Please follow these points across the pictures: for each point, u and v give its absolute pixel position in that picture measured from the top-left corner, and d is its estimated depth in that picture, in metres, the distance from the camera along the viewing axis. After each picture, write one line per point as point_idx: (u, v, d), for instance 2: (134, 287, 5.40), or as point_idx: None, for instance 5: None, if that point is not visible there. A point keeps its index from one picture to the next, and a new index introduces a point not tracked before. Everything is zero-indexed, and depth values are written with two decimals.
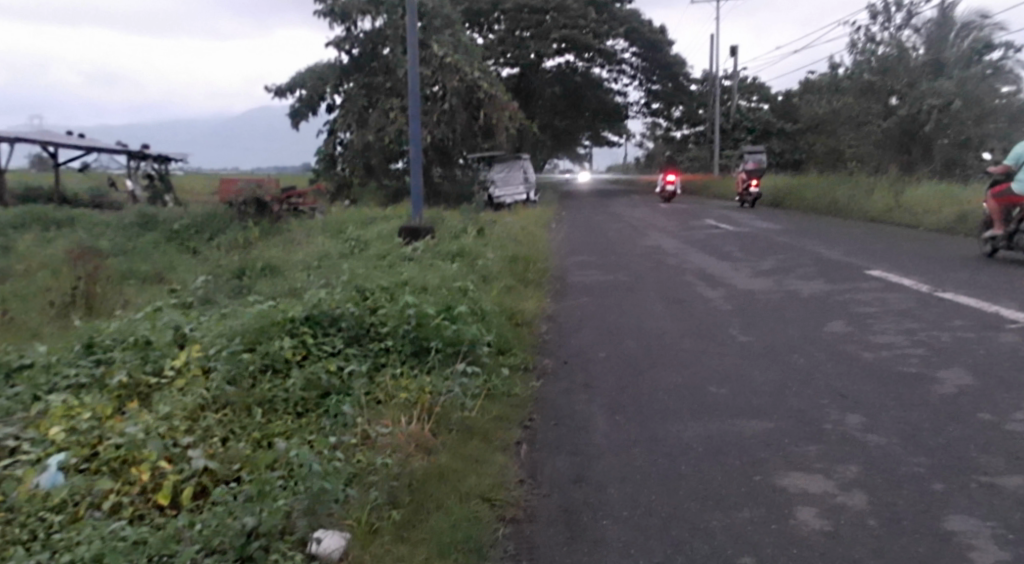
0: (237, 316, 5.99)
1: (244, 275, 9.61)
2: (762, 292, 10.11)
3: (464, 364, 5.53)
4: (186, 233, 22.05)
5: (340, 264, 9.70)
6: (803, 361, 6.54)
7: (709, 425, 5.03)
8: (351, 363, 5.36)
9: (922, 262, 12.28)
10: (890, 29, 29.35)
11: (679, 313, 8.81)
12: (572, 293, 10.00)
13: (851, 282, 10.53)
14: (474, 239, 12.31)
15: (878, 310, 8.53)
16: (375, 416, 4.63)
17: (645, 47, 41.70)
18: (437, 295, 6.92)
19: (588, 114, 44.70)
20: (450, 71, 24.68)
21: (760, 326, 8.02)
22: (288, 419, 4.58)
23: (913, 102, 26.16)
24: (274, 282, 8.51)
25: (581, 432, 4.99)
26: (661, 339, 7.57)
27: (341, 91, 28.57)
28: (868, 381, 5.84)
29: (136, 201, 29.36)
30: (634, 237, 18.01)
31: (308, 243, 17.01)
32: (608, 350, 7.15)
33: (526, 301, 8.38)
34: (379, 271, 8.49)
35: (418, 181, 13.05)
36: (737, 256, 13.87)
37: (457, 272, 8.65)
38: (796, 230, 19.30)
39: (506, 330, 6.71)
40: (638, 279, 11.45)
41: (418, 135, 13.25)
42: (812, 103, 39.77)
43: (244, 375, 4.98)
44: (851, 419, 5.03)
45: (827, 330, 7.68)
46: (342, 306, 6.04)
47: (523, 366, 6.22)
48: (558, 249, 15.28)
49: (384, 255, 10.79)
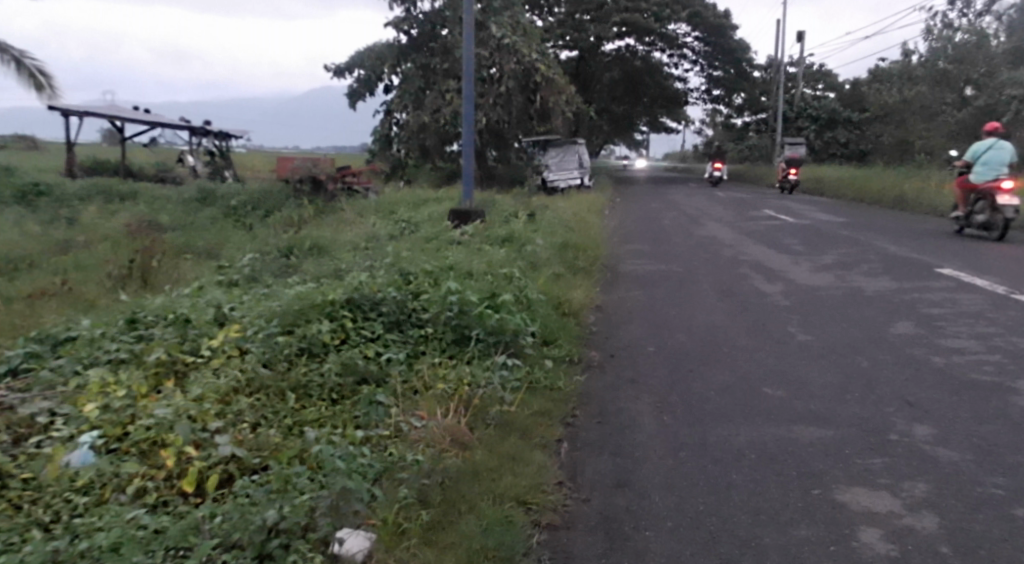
0: (278, 296, 5.90)
1: (292, 253, 9.56)
2: (823, 288, 9.64)
3: (504, 356, 5.31)
4: (243, 209, 22.37)
5: (387, 246, 9.58)
6: (867, 364, 6.12)
7: (763, 430, 4.71)
8: (389, 350, 5.20)
9: (997, 261, 11.54)
10: (969, 15, 27.80)
11: (734, 308, 8.41)
12: (622, 283, 9.69)
13: (920, 280, 9.96)
14: (524, 224, 12.07)
15: (949, 311, 7.99)
16: (410, 407, 4.46)
17: (708, 32, 40.62)
18: (482, 281, 6.72)
19: (646, 99, 43.85)
20: (508, 53, 24.39)
21: (821, 325, 7.58)
22: (321, 406, 4.44)
23: (990, 92, 24.48)
24: (319, 263, 8.42)
25: (625, 431, 4.74)
26: (714, 334, 7.22)
27: (399, 72, 28.36)
28: (940, 388, 5.41)
29: (197, 177, 29.93)
30: (689, 226, 17.58)
31: (361, 223, 17.00)
32: (657, 344, 6.85)
33: (574, 290, 8.11)
34: (425, 255, 8.32)
35: (470, 163, 12.81)
36: (796, 250, 13.31)
37: (505, 257, 8.44)
38: (860, 223, 18.54)
39: (552, 320, 6.47)
40: (692, 270, 11.06)
41: (471, 117, 13.00)
42: (881, 92, 38.29)
43: (280, 357, 4.87)
44: (921, 430, 4.62)
45: (893, 331, 7.21)
46: (383, 290, 5.90)
47: (568, 358, 5.99)
48: (610, 236, 14.96)
49: (432, 237, 10.64)
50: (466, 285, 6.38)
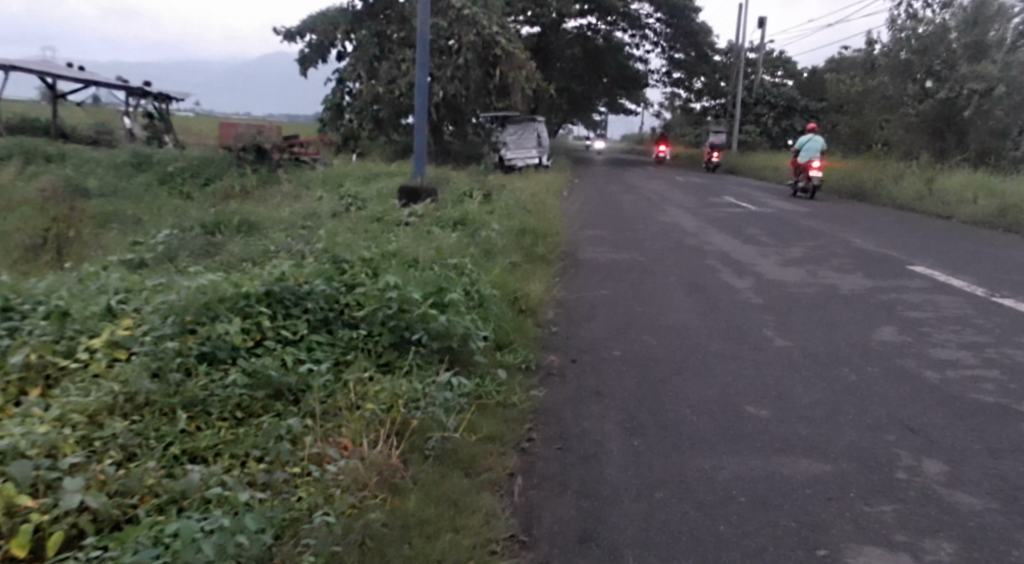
0: (183, 284, 4.95)
1: (217, 229, 8.56)
2: (795, 284, 9.07)
3: (450, 370, 4.50)
4: (181, 177, 21.08)
5: (325, 224, 8.66)
6: (857, 378, 5.49)
7: (752, 463, 4.02)
8: (312, 359, 4.35)
9: (968, 259, 11.15)
10: (933, 6, 27.67)
11: (703, 305, 7.75)
12: (583, 274, 8.98)
13: (895, 278, 9.48)
14: (478, 205, 11.24)
15: (931, 315, 7.49)
16: (332, 432, 3.65)
17: (671, 13, 40.02)
18: (427, 272, 5.89)
19: (607, 79, 43.14)
20: (467, 23, 23.35)
21: (798, 327, 6.96)
22: (220, 433, 3.58)
23: (951, 84, 24.80)
24: (248, 243, 7.47)
25: (591, 462, 4.00)
26: (684, 336, 6.56)
27: (352, 39, 27.17)
28: (941, 410, 4.83)
29: (134, 140, 28.19)
30: (650, 211, 17.00)
31: (304, 198, 15.95)
32: (624, 348, 6.15)
33: (532, 282, 7.33)
34: (367, 238, 7.45)
35: (422, 137, 11.85)
36: (762, 240, 12.79)
37: (456, 243, 7.63)
38: (822, 214, 18.20)
39: (508, 319, 5.72)
40: (657, 260, 10.41)
41: (425, 86, 12.04)
42: (840, 82, 38.25)
43: (177, 362, 3.97)
44: (931, 466, 4.00)
45: (877, 338, 6.63)
46: (311, 283, 5.04)
47: (525, 365, 5.25)
48: (568, 220, 14.24)
49: (377, 216, 9.74)
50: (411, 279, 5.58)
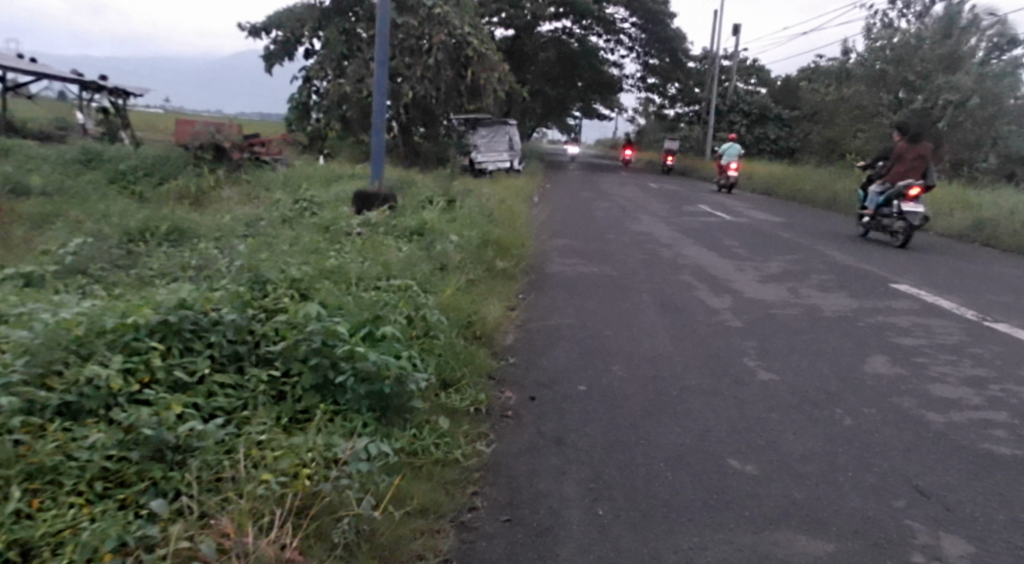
0: (56, 311, 4.08)
1: (143, 236, 7.68)
2: (776, 304, 8.45)
3: (376, 424, 3.74)
4: (134, 175, 20.05)
5: (265, 235, 7.85)
6: (853, 421, 4.84)
7: (738, 542, 3.32)
8: (208, 414, 3.55)
9: (951, 276, 10.69)
10: (908, 16, 27.59)
11: (678, 329, 7.07)
12: (549, 291, 8.30)
13: (880, 298, 8.92)
14: (438, 213, 10.47)
15: (925, 343, 6.89)
16: (217, 512, 2.86)
17: (646, 19, 39.60)
18: (364, 295, 5.13)
19: (581, 84, 42.61)
20: (438, 23, 22.57)
21: (782, 357, 6.30)
22: (67, 516, 2.76)
23: (926, 94, 24.57)
24: (168, 257, 6.60)
25: (543, 541, 3.26)
26: (657, 366, 5.89)
27: (319, 36, 26.28)
28: (952, 465, 4.19)
29: (87, 136, 26.95)
30: (622, 220, 16.40)
31: (259, 202, 15.07)
32: (588, 382, 5.44)
33: (489, 302, 6.62)
34: (305, 252, 6.67)
35: (379, 140, 11.02)
36: (739, 253, 12.22)
37: (408, 257, 6.89)
38: (797, 224, 17.76)
39: (457, 350, 4.98)
40: (629, 275, 9.74)
41: (384, 85, 11.26)
42: (813, 91, 38.19)
43: (22, 418, 3.11)
44: (952, 546, 3.33)
45: (870, 370, 6.00)
46: (222, 310, 4.24)
47: (473, 408, 4.51)
48: (537, 229, 13.54)
49: (326, 225, 8.93)
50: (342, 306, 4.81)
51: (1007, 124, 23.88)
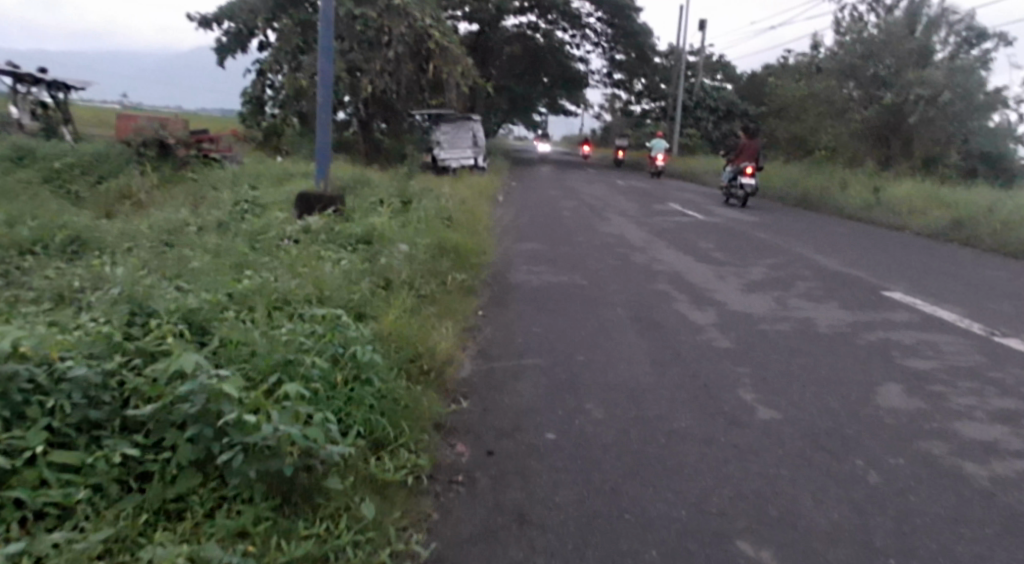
0: None
1: (36, 248, 6.54)
2: (764, 318, 7.65)
3: (271, 530, 2.69)
4: (71, 175, 18.67)
5: (185, 247, 6.78)
6: (880, 480, 3.95)
7: None
8: (24, 524, 2.47)
9: (942, 282, 10.01)
10: (877, 10, 27.18)
11: (658, 352, 6.21)
12: (512, 307, 7.40)
13: (874, 310, 8.16)
14: (391, 218, 9.48)
15: (937, 365, 6.10)
16: None
17: (613, 13, 38.81)
18: (273, 331, 4.06)
19: (547, 79, 41.67)
20: (398, 14, 21.36)
21: (781, 387, 5.45)
22: None
23: (897, 90, 24.02)
24: (51, 277, 5.47)
25: None
26: (639, 403, 4.96)
27: (273, 28, 24.96)
28: (1016, 543, 3.32)
29: (25, 132, 25.24)
30: (592, 220, 15.57)
31: (201, 205, 13.86)
32: (558, 429, 4.48)
33: (440, 327, 5.63)
34: (219, 270, 5.62)
35: (326, 137, 9.96)
36: (717, 257, 11.41)
37: (343, 274, 5.86)
38: (773, 224, 17.10)
39: (395, 395, 3.96)
40: (601, 285, 8.86)
41: (329, 74, 10.19)
42: (780, 87, 37.74)
43: None
44: None
45: (884, 403, 5.15)
46: (73, 360, 3.13)
47: (411, 478, 3.51)
48: (501, 232, 12.61)
49: (261, 232, 7.88)
50: (243, 350, 3.75)
51: (975, 120, 23.52)
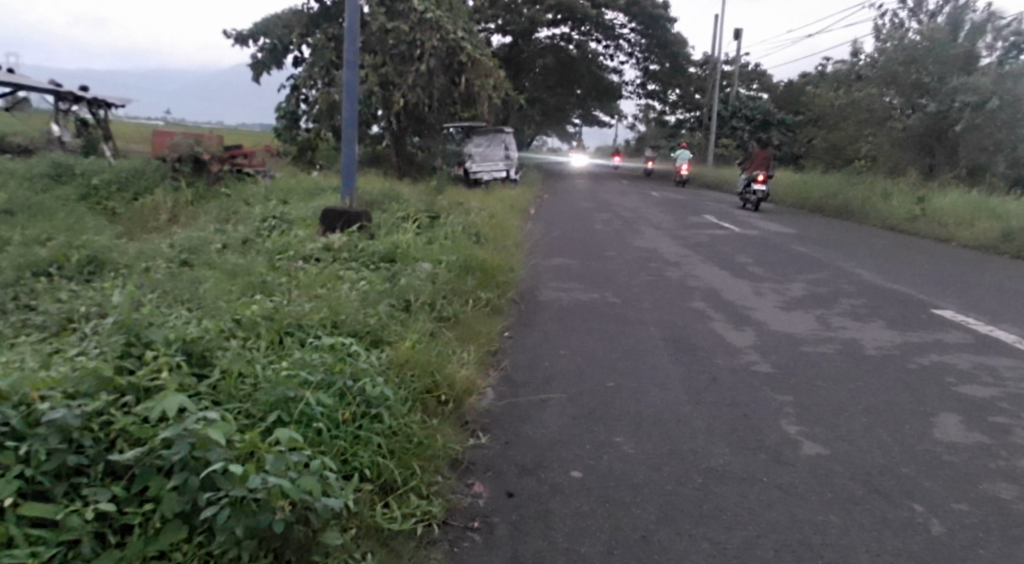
0: None
1: (53, 270, 6.40)
2: (807, 339, 7.23)
3: None
4: (107, 192, 18.83)
5: (203, 268, 6.60)
6: (943, 529, 3.54)
7: None
8: None
9: (995, 299, 9.45)
10: (919, 16, 26.37)
11: (694, 377, 5.84)
12: (539, 327, 7.10)
13: (926, 330, 7.67)
14: (417, 235, 9.25)
15: (998, 393, 5.63)
16: None
17: (646, 24, 38.39)
18: (278, 366, 3.82)
19: (580, 91, 41.34)
20: (429, 28, 21.26)
21: (827, 417, 5.04)
22: None
23: (942, 97, 23.19)
24: (61, 301, 5.31)
25: None
26: (672, 436, 4.61)
27: (307, 43, 25.05)
28: None
29: (66, 149, 25.61)
30: (625, 233, 15.19)
31: (231, 221, 13.78)
32: (585, 465, 4.16)
33: (461, 353, 5.34)
34: (231, 294, 5.40)
35: (351, 153, 9.77)
36: (754, 272, 10.98)
37: (360, 296, 5.62)
38: (812, 237, 16.54)
39: (406, 432, 3.67)
40: (633, 303, 8.50)
41: (354, 88, 10.02)
42: (818, 96, 36.93)
43: None
44: None
45: (941, 437, 4.72)
46: (55, 401, 2.90)
47: (422, 527, 3.21)
48: (531, 248, 12.31)
49: (283, 251, 7.68)
50: (242, 385, 3.50)
51: None
